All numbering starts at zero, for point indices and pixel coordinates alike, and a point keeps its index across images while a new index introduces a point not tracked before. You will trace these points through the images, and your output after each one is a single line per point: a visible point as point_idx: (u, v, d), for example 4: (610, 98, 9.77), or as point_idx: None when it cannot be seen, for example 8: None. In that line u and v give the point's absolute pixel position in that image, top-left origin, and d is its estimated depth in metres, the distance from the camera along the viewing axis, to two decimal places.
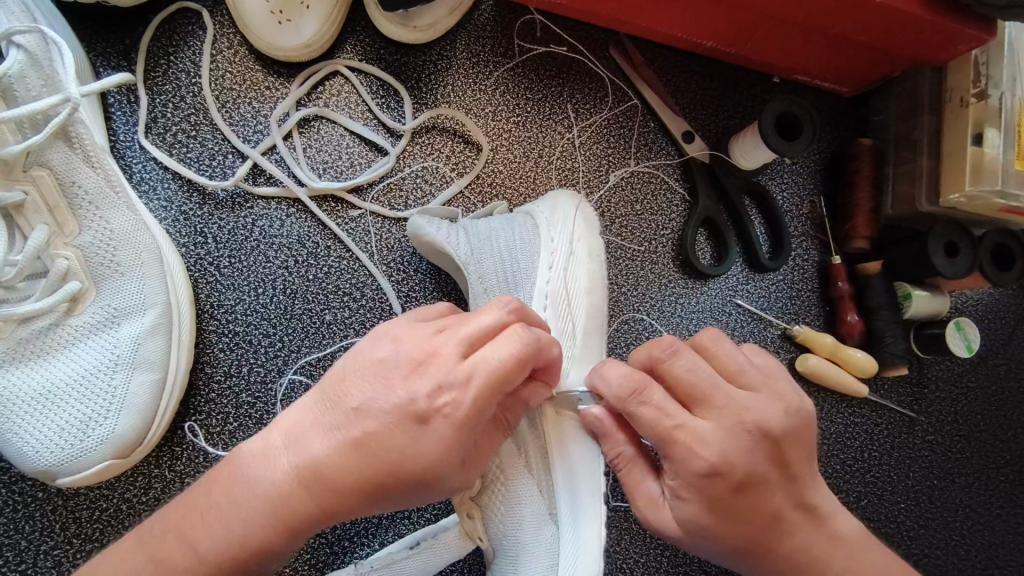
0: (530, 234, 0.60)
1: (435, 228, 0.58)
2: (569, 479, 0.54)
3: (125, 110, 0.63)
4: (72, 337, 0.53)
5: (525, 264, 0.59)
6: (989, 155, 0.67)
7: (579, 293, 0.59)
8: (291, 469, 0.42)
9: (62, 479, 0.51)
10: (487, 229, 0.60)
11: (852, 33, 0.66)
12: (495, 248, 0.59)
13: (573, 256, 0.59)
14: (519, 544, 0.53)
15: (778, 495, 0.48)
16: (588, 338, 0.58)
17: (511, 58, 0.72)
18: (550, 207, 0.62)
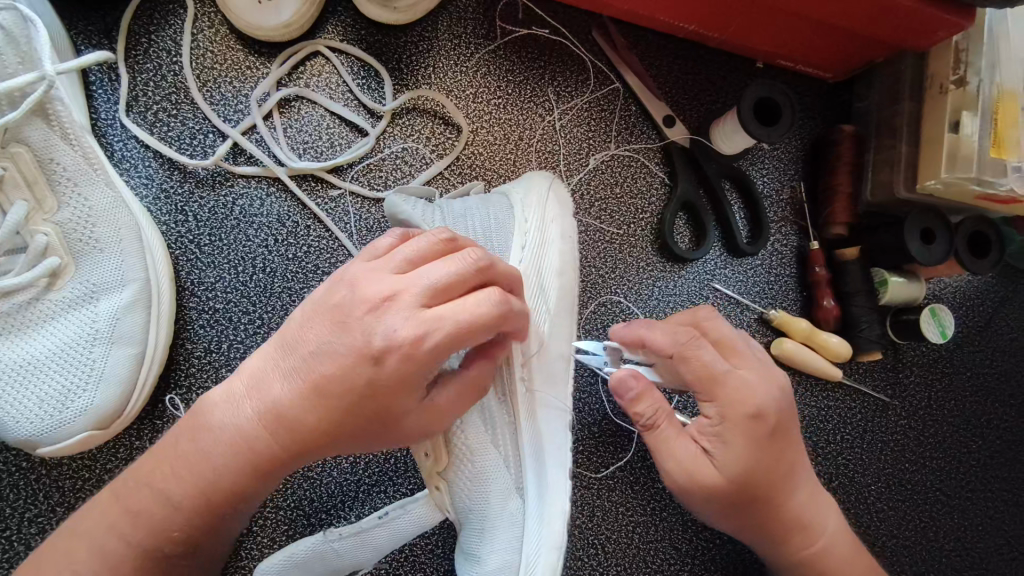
0: (505, 215, 0.60)
1: (412, 205, 0.56)
2: (536, 449, 0.57)
3: (106, 88, 0.64)
4: (52, 311, 0.54)
5: (499, 243, 0.59)
6: (966, 142, 0.67)
7: (551, 274, 0.60)
8: (258, 418, 0.43)
9: (44, 448, 0.53)
10: (462, 208, 0.59)
11: (831, 18, 0.66)
12: (469, 226, 0.58)
13: (545, 239, 0.60)
14: (484, 516, 0.54)
15: (783, 456, 0.55)
16: (558, 317, 0.60)
17: (493, 40, 0.72)
18: (525, 187, 0.63)
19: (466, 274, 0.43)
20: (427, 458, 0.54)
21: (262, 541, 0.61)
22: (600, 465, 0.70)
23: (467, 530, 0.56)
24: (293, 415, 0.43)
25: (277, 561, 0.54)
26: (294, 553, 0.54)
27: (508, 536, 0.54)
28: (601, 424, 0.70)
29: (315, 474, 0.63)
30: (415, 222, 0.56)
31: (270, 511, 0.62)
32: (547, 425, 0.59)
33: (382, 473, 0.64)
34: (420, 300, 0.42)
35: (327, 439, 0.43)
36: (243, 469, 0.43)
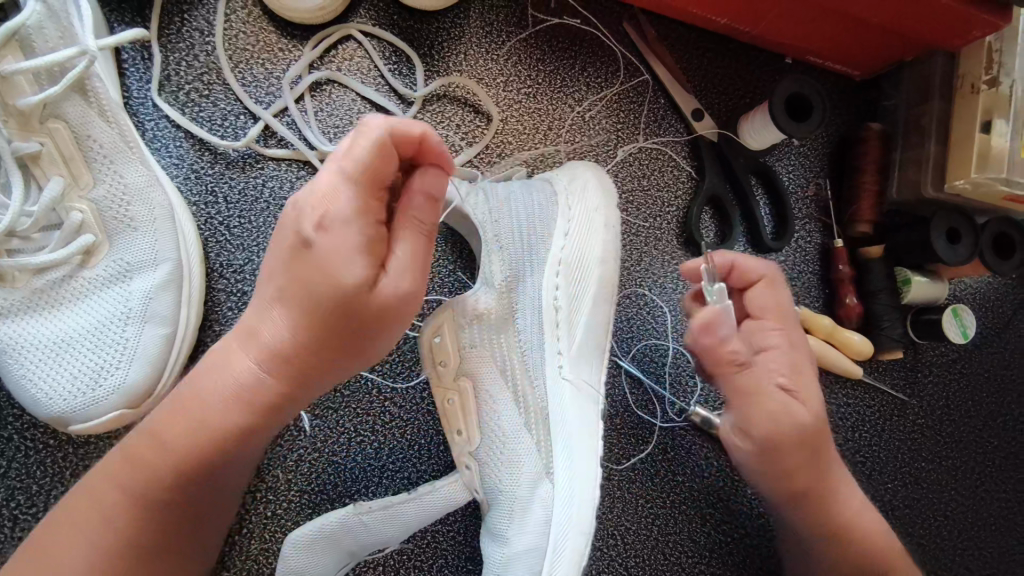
0: (550, 202, 0.60)
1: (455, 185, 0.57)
2: (567, 442, 0.56)
3: (139, 67, 0.64)
4: (84, 288, 0.54)
5: (540, 229, 0.60)
6: (997, 143, 0.67)
7: (592, 263, 0.59)
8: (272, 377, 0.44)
9: (75, 425, 0.53)
10: (504, 194, 0.60)
11: (866, 15, 0.66)
12: (511, 211, 0.59)
13: (586, 225, 0.60)
14: (514, 499, 0.55)
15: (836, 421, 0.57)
16: (596, 306, 0.59)
17: (524, 28, 0.72)
18: (568, 175, 0.62)
19: (361, 124, 0.41)
20: (459, 435, 0.56)
21: (287, 524, 0.61)
22: (623, 455, 0.70)
23: (492, 511, 0.56)
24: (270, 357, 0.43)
25: (307, 530, 0.55)
26: (323, 523, 0.55)
27: (535, 524, 0.54)
28: (624, 417, 0.71)
29: (339, 458, 0.63)
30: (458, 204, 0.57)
31: (295, 493, 0.62)
32: (580, 409, 0.58)
33: (406, 459, 0.64)
34: (324, 161, 0.41)
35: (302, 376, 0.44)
36: (242, 410, 0.44)
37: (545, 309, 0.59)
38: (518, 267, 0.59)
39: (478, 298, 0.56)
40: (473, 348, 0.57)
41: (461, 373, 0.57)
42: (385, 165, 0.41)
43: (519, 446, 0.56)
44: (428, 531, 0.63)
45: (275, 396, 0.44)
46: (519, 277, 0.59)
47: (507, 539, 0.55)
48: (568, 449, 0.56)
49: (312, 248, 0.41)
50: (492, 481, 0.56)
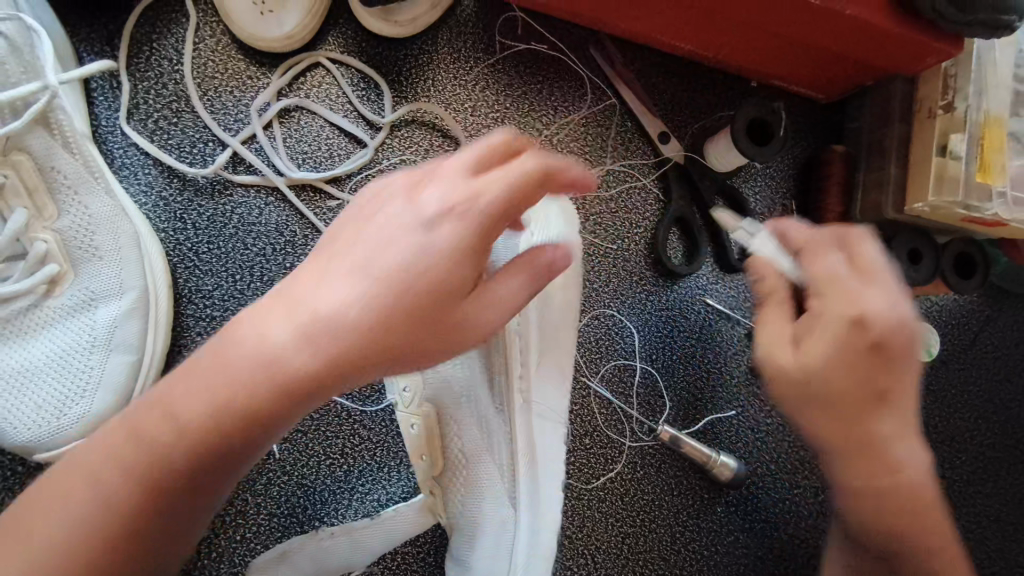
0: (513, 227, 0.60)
1: None
2: (530, 472, 0.56)
3: (108, 96, 0.64)
4: (50, 318, 0.55)
5: None
6: (953, 166, 0.68)
7: (554, 287, 0.61)
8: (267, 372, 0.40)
9: (41, 453, 0.53)
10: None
11: (824, 43, 0.68)
12: None
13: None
14: (478, 518, 0.55)
15: (875, 412, 0.48)
16: (560, 330, 0.61)
17: (492, 54, 0.73)
18: None
19: (529, 176, 0.43)
20: (422, 459, 0.57)
21: (257, 547, 0.63)
22: (591, 475, 0.71)
23: (459, 535, 0.57)
24: (349, 322, 0.41)
25: (271, 554, 0.55)
26: (289, 546, 0.55)
27: (498, 546, 0.54)
28: (593, 437, 0.72)
29: (310, 482, 0.64)
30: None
31: (264, 517, 0.63)
32: (541, 433, 0.58)
33: (376, 480, 0.65)
34: (469, 168, 0.45)
35: (407, 345, 0.42)
36: (254, 391, 0.40)
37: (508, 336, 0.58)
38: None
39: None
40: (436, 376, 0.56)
41: (426, 398, 0.57)
42: (533, 186, 0.43)
43: (481, 473, 0.56)
44: (397, 553, 0.64)
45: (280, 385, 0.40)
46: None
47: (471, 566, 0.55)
48: (530, 474, 0.56)
49: (434, 231, 0.43)
50: (456, 504, 0.56)
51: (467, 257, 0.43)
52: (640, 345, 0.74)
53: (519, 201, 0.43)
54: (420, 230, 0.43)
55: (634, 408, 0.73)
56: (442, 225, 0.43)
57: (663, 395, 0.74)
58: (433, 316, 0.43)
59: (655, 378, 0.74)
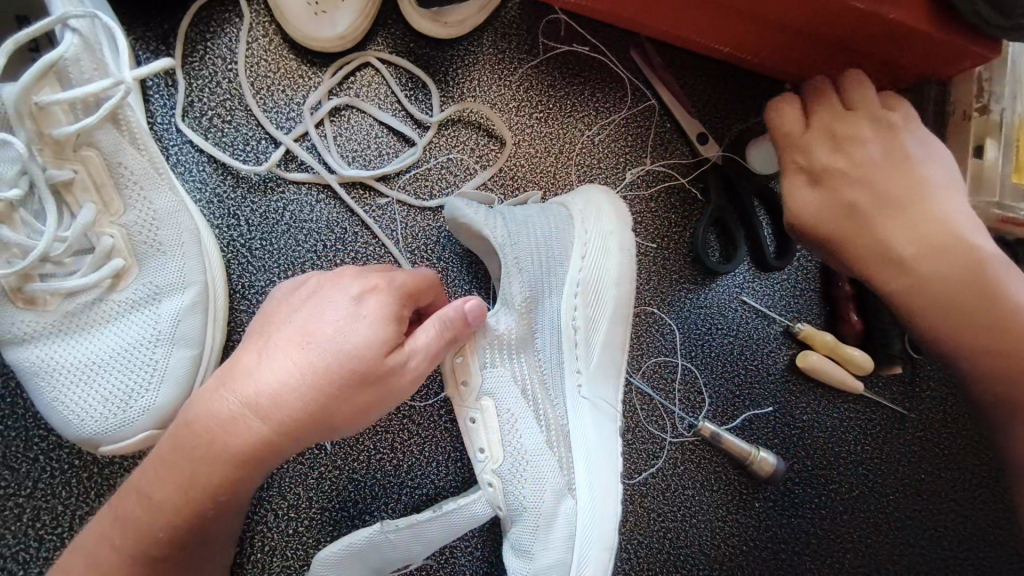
0: (565, 226, 0.62)
1: (473, 210, 0.59)
2: (583, 455, 0.60)
3: (163, 93, 0.65)
4: (115, 311, 0.55)
5: (559, 251, 0.62)
6: (989, 166, 0.71)
7: (608, 284, 0.62)
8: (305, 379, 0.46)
9: (106, 447, 0.53)
10: (522, 217, 0.61)
11: (864, 47, 0.69)
12: (530, 232, 0.61)
13: (603, 250, 0.62)
14: (538, 513, 0.57)
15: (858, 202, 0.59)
16: (613, 325, 0.62)
17: (535, 55, 0.75)
18: (584, 199, 0.64)
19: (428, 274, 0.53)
20: (482, 453, 0.59)
21: (309, 541, 0.63)
22: (634, 470, 0.73)
23: (518, 529, 0.58)
24: (286, 402, 0.46)
25: (341, 546, 0.56)
26: (351, 541, 0.56)
27: (550, 524, 0.57)
28: (635, 433, 0.73)
29: (361, 476, 0.65)
30: (474, 224, 0.59)
31: (317, 511, 0.64)
32: (595, 425, 0.61)
33: (425, 475, 0.66)
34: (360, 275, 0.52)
35: (346, 414, 0.47)
36: (295, 397, 0.46)
37: (564, 327, 0.62)
38: (537, 290, 0.61)
39: (500, 320, 0.59)
40: (495, 370, 0.59)
41: (484, 393, 0.59)
42: (427, 282, 0.52)
43: (542, 466, 0.58)
44: (447, 547, 0.64)
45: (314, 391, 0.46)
46: (539, 301, 0.61)
47: (533, 555, 0.57)
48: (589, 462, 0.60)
49: (353, 304, 0.48)
50: (513, 496, 0.58)
51: (383, 324, 0.47)
52: (680, 342, 0.76)
53: (418, 289, 0.51)
54: (341, 308, 0.48)
55: (676, 404, 0.74)
56: (362, 299, 0.48)
57: (702, 391, 0.75)
58: (348, 397, 0.46)
59: (695, 375, 0.76)
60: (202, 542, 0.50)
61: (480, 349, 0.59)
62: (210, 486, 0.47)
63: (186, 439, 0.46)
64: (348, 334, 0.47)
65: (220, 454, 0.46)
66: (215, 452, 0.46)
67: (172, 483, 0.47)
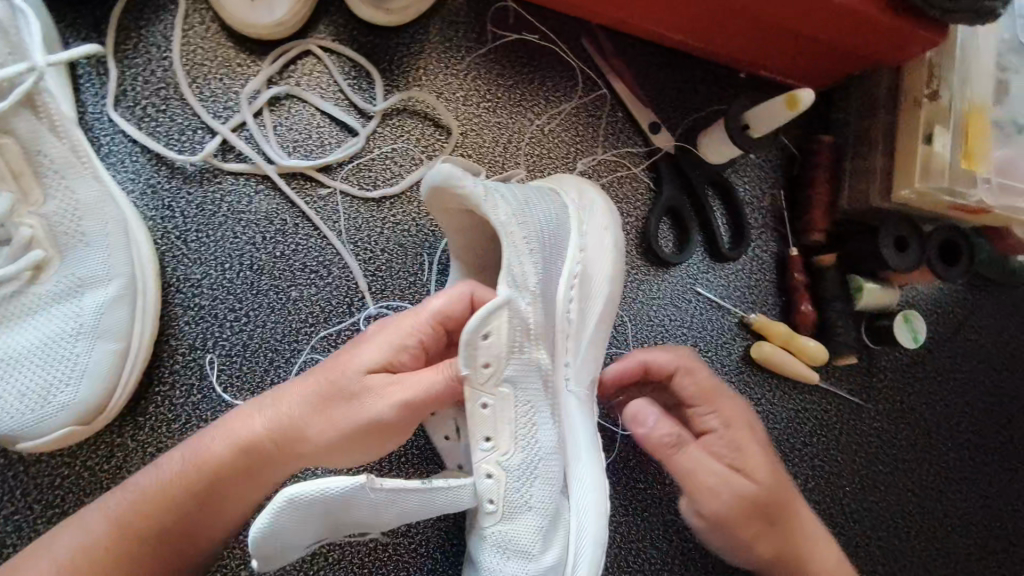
0: (561, 213, 0.61)
1: (472, 183, 0.53)
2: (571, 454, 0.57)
3: (95, 82, 0.64)
4: (36, 303, 0.54)
5: (559, 237, 0.59)
6: (939, 154, 0.69)
7: (598, 280, 0.62)
8: (322, 395, 0.51)
9: (24, 443, 0.52)
10: (522, 196, 0.58)
11: (812, 33, 0.68)
12: (531, 212, 0.57)
13: (598, 246, 0.63)
14: (525, 505, 0.52)
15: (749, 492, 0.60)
16: (603, 321, 0.62)
17: (484, 44, 0.74)
18: (574, 190, 0.65)
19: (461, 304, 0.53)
20: (486, 441, 0.52)
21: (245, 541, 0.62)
22: None
23: (513, 527, 0.51)
24: (294, 409, 0.51)
25: (311, 491, 0.44)
26: (326, 488, 0.44)
27: (539, 525, 0.52)
28: None
29: (299, 474, 0.64)
30: (476, 199, 0.53)
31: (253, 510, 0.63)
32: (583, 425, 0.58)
33: (367, 473, 0.65)
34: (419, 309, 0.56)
35: (353, 436, 0.50)
36: (313, 406, 0.51)
37: (558, 315, 0.59)
38: (546, 277, 0.57)
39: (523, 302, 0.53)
40: (522, 355, 0.53)
41: (505, 379, 0.52)
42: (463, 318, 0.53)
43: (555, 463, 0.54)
44: (389, 545, 0.64)
45: (330, 407, 0.50)
46: (546, 287, 0.57)
47: (532, 554, 0.51)
48: (590, 464, 0.56)
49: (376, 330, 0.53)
50: (518, 491, 0.52)
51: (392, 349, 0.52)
52: (633, 334, 0.75)
53: (449, 321, 0.53)
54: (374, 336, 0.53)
55: None
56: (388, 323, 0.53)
57: None
58: (343, 411, 0.50)
59: None
60: (193, 549, 0.52)
61: (511, 323, 0.51)
62: (215, 482, 0.51)
63: (206, 443, 0.51)
64: (362, 357, 0.51)
65: (227, 446, 0.51)
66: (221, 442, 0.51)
67: (180, 470, 0.51)
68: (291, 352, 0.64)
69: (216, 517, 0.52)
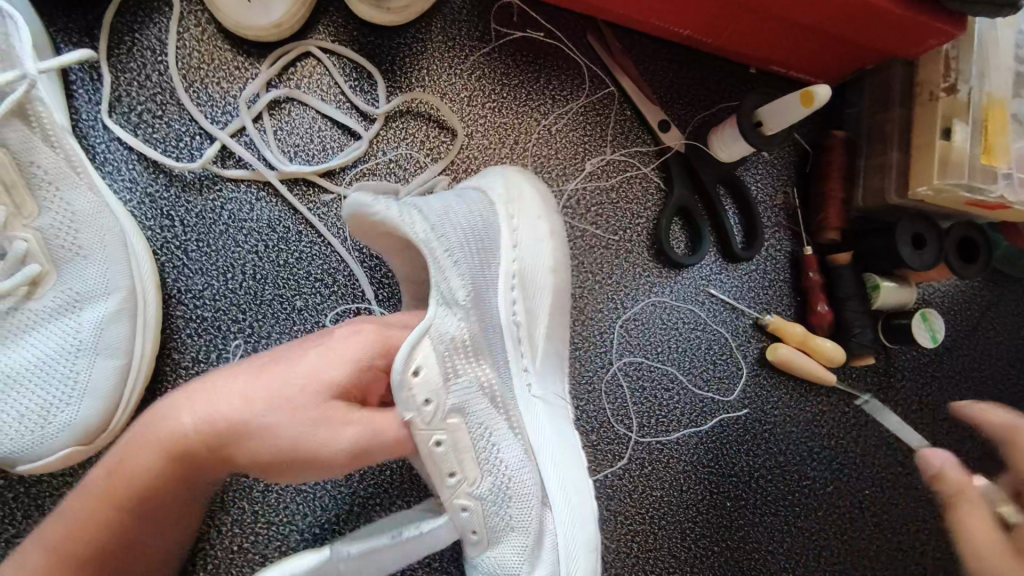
0: (490, 213, 0.58)
1: (384, 206, 0.52)
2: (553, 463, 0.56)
3: (88, 88, 0.62)
4: (32, 320, 0.52)
5: (489, 242, 0.57)
6: (957, 149, 0.67)
7: (542, 274, 0.59)
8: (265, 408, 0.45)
9: (21, 466, 0.51)
10: (442, 207, 0.56)
11: (825, 27, 0.66)
12: (454, 223, 0.55)
13: (533, 236, 0.59)
14: (503, 526, 0.54)
15: None
16: (556, 315, 0.60)
17: (487, 42, 0.72)
18: (501, 182, 0.60)
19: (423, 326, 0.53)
20: (453, 478, 0.52)
21: (254, 559, 0.60)
22: (597, 471, 0.69)
23: (500, 549, 0.54)
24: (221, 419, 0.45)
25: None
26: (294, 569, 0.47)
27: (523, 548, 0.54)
28: (601, 433, 0.70)
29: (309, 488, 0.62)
30: (390, 220, 0.53)
31: (262, 527, 0.60)
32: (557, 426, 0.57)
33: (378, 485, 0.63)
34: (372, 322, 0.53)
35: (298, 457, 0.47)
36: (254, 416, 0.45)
37: (506, 325, 0.57)
38: (479, 288, 0.56)
39: (450, 321, 0.53)
40: (461, 378, 0.53)
41: (450, 410, 0.52)
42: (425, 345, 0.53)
43: (525, 481, 0.54)
44: None
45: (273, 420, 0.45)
46: (482, 299, 0.56)
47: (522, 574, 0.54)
48: (576, 467, 0.56)
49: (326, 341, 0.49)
50: (497, 515, 0.53)
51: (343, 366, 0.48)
52: (645, 338, 0.73)
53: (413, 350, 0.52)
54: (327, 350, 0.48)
55: (640, 402, 0.72)
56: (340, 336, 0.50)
57: (669, 389, 0.73)
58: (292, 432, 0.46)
59: (661, 371, 0.73)
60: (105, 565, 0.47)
61: (436, 350, 0.52)
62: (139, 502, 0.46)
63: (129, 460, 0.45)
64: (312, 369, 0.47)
65: (158, 449, 0.45)
66: (155, 443, 0.45)
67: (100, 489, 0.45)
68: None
69: (147, 521, 0.48)
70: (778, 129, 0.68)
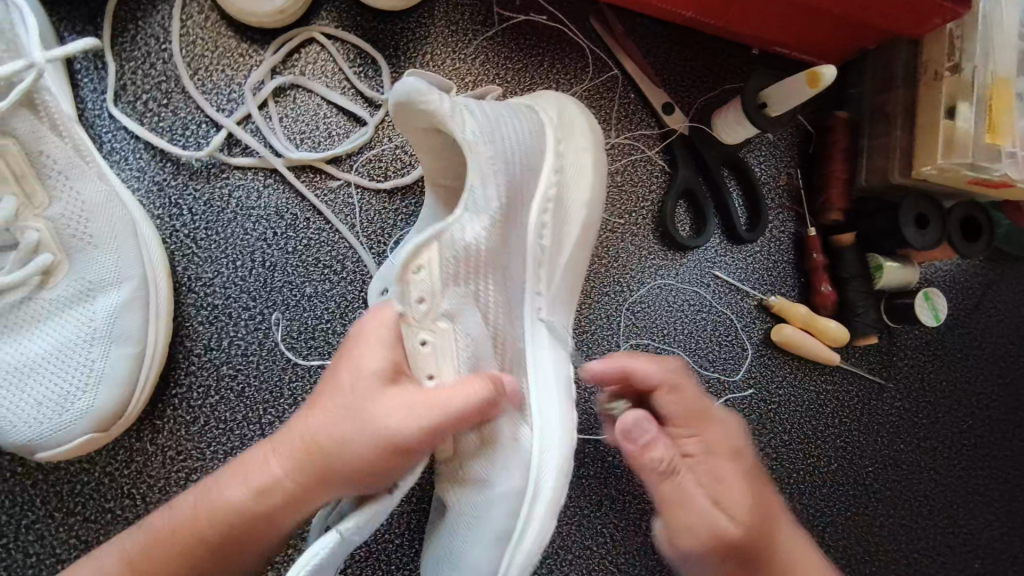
0: (536, 129, 0.58)
1: (439, 98, 0.50)
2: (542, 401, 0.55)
3: (93, 77, 0.62)
4: (47, 309, 0.53)
5: (532, 157, 0.57)
6: (962, 128, 0.67)
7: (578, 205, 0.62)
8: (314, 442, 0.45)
9: (41, 452, 0.51)
10: (494, 111, 0.55)
11: (830, 7, 0.66)
12: (502, 134, 0.54)
13: (577, 166, 0.62)
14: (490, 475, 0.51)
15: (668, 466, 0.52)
16: (579, 249, 0.62)
17: (491, 26, 0.71)
18: (555, 110, 0.62)
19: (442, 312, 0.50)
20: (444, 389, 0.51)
21: None
22: None
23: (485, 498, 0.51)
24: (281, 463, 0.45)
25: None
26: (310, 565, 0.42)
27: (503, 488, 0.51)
28: None
29: None
30: (439, 114, 0.50)
31: None
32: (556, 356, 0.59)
33: None
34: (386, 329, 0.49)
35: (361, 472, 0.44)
36: (303, 455, 0.45)
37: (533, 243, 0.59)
38: (513, 194, 0.56)
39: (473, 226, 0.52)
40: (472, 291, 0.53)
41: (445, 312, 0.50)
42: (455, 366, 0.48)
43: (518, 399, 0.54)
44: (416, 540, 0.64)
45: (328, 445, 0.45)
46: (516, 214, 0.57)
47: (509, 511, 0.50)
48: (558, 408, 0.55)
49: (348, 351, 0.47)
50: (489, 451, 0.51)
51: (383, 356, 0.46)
52: (651, 320, 0.73)
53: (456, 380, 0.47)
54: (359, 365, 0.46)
55: None
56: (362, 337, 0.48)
57: None
58: (351, 441, 0.44)
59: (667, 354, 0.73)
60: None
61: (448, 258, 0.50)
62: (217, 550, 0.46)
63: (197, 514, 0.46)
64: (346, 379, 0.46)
65: (219, 508, 0.46)
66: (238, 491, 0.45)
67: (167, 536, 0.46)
68: (284, 330, 0.63)
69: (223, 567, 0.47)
70: (783, 111, 0.68)
